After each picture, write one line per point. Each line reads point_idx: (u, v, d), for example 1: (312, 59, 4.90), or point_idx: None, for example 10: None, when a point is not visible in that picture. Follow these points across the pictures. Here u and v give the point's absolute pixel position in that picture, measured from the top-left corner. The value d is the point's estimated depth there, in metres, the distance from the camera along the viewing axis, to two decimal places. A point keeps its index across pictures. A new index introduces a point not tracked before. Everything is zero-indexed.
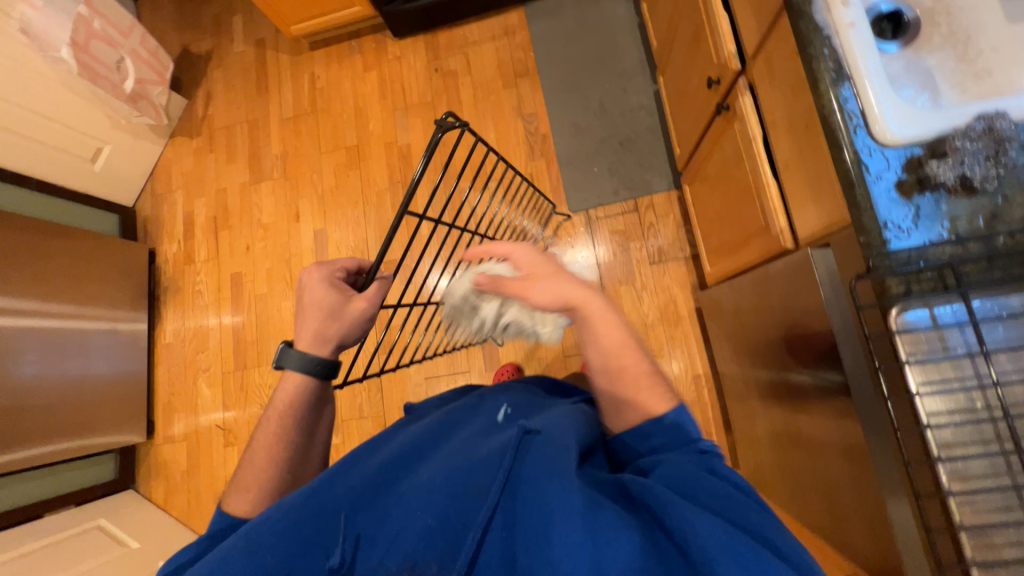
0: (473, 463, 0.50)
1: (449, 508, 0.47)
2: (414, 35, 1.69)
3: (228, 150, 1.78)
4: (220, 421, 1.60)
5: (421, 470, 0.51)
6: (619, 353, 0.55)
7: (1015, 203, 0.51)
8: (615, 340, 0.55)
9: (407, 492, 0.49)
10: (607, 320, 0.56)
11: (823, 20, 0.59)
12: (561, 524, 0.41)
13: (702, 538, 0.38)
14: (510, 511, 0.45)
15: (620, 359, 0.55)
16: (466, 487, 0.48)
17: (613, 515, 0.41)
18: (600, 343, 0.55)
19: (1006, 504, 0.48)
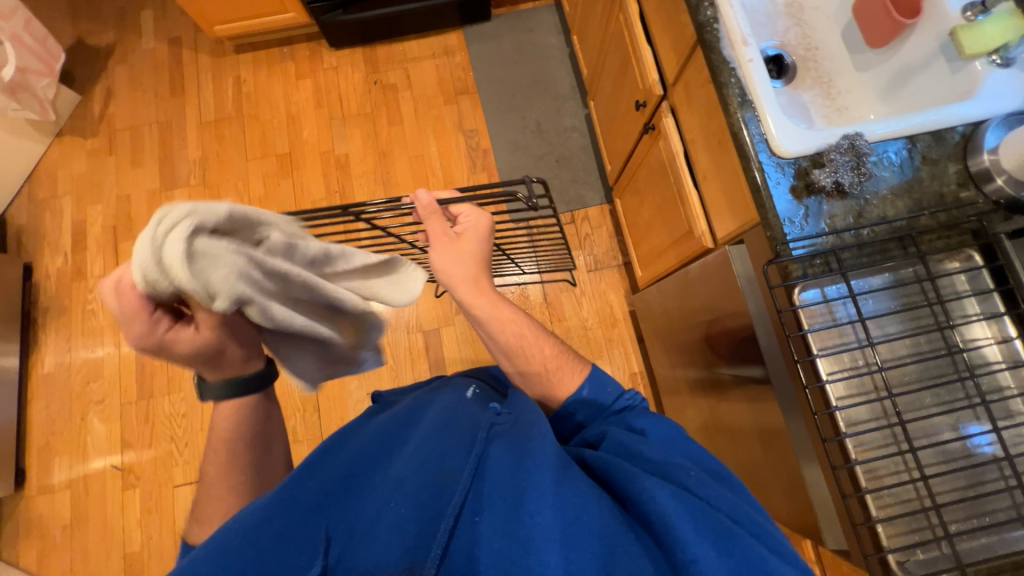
0: (446, 452, 0.50)
1: (424, 497, 0.46)
2: (351, 47, 1.67)
3: (133, 153, 1.60)
4: (117, 461, 1.38)
5: (393, 463, 0.50)
6: (559, 367, 0.60)
7: (873, 204, 0.65)
8: (549, 357, 0.61)
9: (381, 485, 0.48)
10: (537, 344, 0.61)
11: (730, 55, 0.71)
12: (533, 503, 0.43)
13: (665, 511, 0.41)
14: (483, 495, 0.46)
15: (560, 372, 0.60)
16: (438, 474, 0.48)
17: (584, 484, 0.44)
18: (530, 359, 0.60)
19: (885, 441, 0.59)
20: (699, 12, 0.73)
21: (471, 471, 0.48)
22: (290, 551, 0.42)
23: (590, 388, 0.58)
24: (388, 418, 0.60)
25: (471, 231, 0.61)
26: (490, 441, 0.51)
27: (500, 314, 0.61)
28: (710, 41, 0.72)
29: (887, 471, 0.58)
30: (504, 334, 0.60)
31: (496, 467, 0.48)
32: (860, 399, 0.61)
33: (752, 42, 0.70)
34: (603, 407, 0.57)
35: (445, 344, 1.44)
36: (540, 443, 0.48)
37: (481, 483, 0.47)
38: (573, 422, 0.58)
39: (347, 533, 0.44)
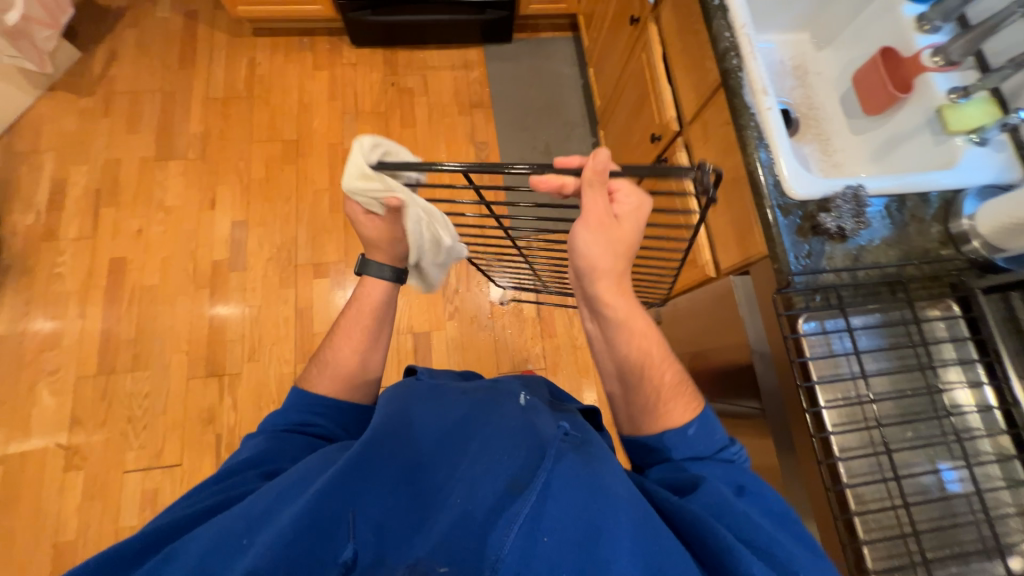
0: (512, 463, 0.52)
1: (490, 505, 0.48)
2: (372, 47, 1.70)
3: (130, 118, 1.54)
4: (63, 439, 1.27)
5: (458, 464, 0.53)
6: (670, 397, 0.57)
7: (869, 249, 0.71)
8: (668, 381, 0.57)
9: (441, 486, 0.51)
10: (664, 360, 0.58)
11: (750, 101, 0.77)
12: (610, 544, 0.44)
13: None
14: (546, 512, 0.47)
15: (669, 403, 0.56)
16: (506, 484, 0.50)
17: (665, 532, 0.45)
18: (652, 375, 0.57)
19: (871, 470, 0.64)
20: (726, 59, 0.80)
21: (539, 485, 0.49)
22: (334, 538, 0.45)
23: (699, 428, 0.54)
24: (442, 412, 0.60)
25: (631, 216, 0.56)
26: (559, 458, 0.52)
27: (633, 318, 0.58)
28: (733, 86, 0.79)
29: (874, 498, 0.63)
30: (629, 344, 0.58)
31: (564, 484, 0.49)
32: (851, 428, 0.65)
33: (772, 93, 0.77)
34: (704, 454, 0.54)
35: (434, 348, 1.43)
36: (611, 477, 0.49)
37: (547, 500, 0.48)
38: (669, 454, 0.55)
39: (388, 527, 0.47)
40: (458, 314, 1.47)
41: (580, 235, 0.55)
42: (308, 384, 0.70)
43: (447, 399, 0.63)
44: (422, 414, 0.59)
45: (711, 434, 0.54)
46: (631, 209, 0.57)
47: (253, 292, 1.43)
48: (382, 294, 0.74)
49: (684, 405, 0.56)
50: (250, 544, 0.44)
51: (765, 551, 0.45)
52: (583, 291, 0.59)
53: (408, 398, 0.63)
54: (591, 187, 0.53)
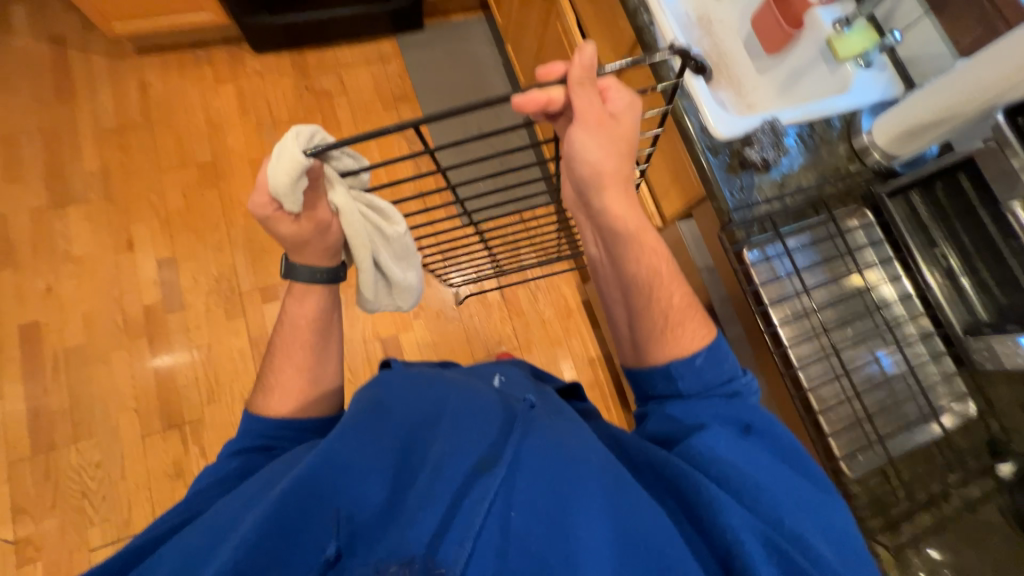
0: (483, 444, 0.53)
1: (463, 489, 0.49)
2: (276, 51, 1.59)
3: (8, 166, 1.36)
4: (8, 533, 1.14)
5: (430, 451, 0.52)
6: (683, 312, 0.61)
7: (791, 175, 0.77)
8: (677, 302, 0.61)
9: (414, 475, 0.50)
10: (671, 273, 0.63)
11: (667, 53, 0.81)
12: (582, 512, 0.46)
13: (730, 519, 0.46)
14: (513, 486, 0.49)
15: (683, 321, 0.60)
16: (478, 464, 0.50)
17: (639, 493, 0.50)
18: (660, 289, 0.61)
19: (825, 371, 0.71)
20: (637, 16, 0.82)
21: (507, 460, 0.50)
22: (309, 535, 0.45)
23: (706, 358, 0.57)
24: (414, 396, 0.59)
25: (624, 116, 0.57)
26: (525, 433, 0.54)
27: (640, 226, 0.61)
28: (648, 41, 0.82)
29: (832, 396, 0.70)
30: (637, 259, 0.62)
31: (533, 455, 0.51)
32: (803, 338, 0.72)
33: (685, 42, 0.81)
34: (710, 385, 0.57)
35: (405, 350, 1.41)
36: (580, 447, 0.53)
37: (516, 476, 0.49)
38: (679, 385, 0.57)
39: (362, 520, 0.47)
40: (423, 311, 1.45)
41: (577, 137, 0.55)
42: (257, 407, 0.66)
43: (416, 384, 0.62)
44: (395, 398, 0.58)
45: (718, 365, 0.57)
46: (625, 109, 0.56)
47: (199, 331, 1.33)
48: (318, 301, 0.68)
49: (694, 334, 0.59)
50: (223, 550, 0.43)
51: (732, 488, 0.49)
52: (589, 204, 0.62)
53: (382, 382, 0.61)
54: (584, 86, 0.54)
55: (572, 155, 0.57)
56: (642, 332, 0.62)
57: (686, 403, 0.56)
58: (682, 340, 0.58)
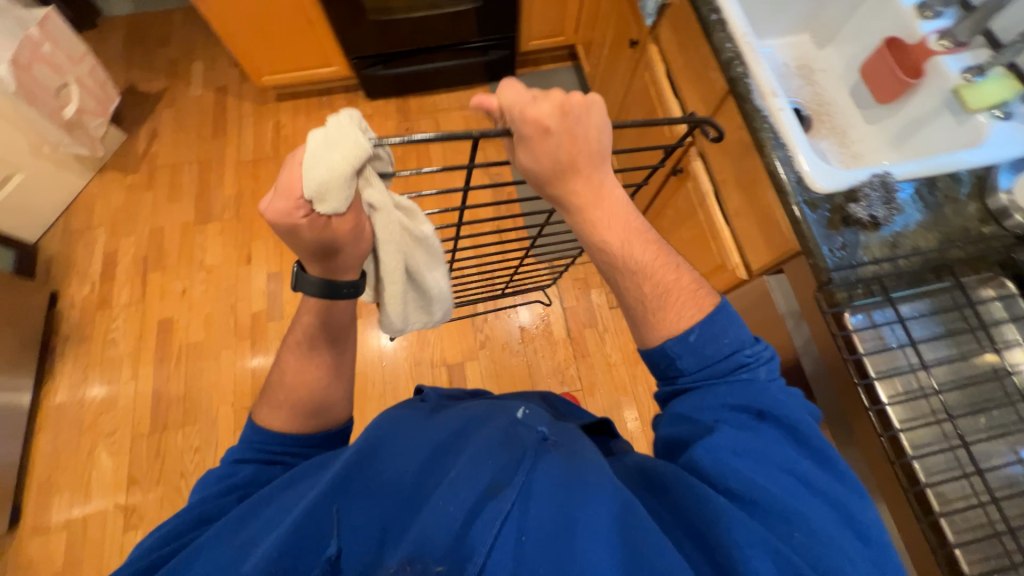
0: (496, 467, 0.54)
1: (475, 508, 0.50)
2: (384, 98, 1.80)
3: (171, 189, 1.67)
4: (122, 499, 1.31)
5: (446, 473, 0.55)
6: (680, 297, 0.54)
7: (906, 234, 0.70)
8: (668, 281, 0.55)
9: (430, 493, 0.53)
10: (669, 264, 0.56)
11: (762, 104, 0.79)
12: (586, 542, 0.46)
13: (743, 545, 0.42)
14: (524, 512, 0.50)
15: (679, 303, 0.54)
16: (489, 487, 0.52)
17: (645, 521, 0.47)
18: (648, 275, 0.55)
19: (948, 464, 0.60)
20: (731, 68, 0.82)
21: (519, 484, 0.52)
22: (321, 543, 0.47)
23: (700, 333, 0.52)
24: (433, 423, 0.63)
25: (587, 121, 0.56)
26: (538, 459, 0.55)
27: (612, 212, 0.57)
28: (742, 93, 0.81)
29: (958, 495, 0.59)
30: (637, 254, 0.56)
31: (545, 485, 0.52)
32: (920, 421, 0.62)
33: (782, 95, 0.79)
34: (711, 364, 0.51)
35: (469, 377, 1.44)
36: (590, 473, 0.52)
37: (526, 500, 0.51)
38: (678, 365, 0.53)
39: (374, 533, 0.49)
40: (489, 342, 1.48)
41: (521, 156, 0.55)
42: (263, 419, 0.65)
43: (444, 415, 0.66)
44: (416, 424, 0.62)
45: (714, 342, 0.52)
46: (558, 115, 0.53)
47: None
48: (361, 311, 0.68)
49: (690, 303, 0.54)
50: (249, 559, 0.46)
51: (748, 500, 0.45)
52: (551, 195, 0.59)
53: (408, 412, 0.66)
54: (529, 115, 0.52)
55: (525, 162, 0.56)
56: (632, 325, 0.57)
57: (690, 400, 0.51)
58: (674, 318, 0.53)
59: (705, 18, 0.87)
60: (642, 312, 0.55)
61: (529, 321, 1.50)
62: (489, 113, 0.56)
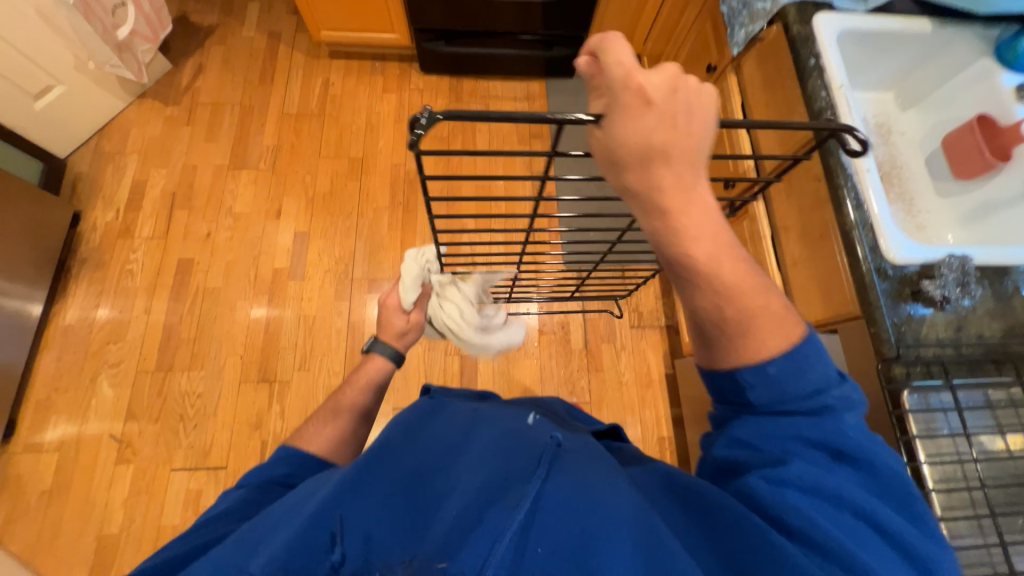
0: (508, 473, 0.54)
1: (485, 512, 0.48)
2: (439, 74, 1.76)
3: (209, 128, 1.63)
4: (117, 431, 1.30)
5: (458, 477, 0.54)
6: (766, 308, 0.47)
7: (974, 321, 0.69)
8: (752, 287, 0.47)
9: (441, 493, 0.52)
10: (756, 277, 0.48)
11: (848, 161, 0.77)
12: (608, 561, 0.45)
13: None
14: (536, 519, 0.48)
15: (761, 315, 0.47)
16: (500, 492, 0.51)
17: (677, 549, 0.46)
18: (730, 288, 0.46)
19: (981, 560, 0.60)
20: None
21: (533, 490, 0.50)
22: (321, 546, 0.45)
23: (780, 366, 0.45)
24: (446, 430, 0.64)
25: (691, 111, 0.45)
26: (553, 466, 0.54)
27: (705, 219, 0.45)
28: (830, 145, 0.79)
29: None
30: (723, 267, 0.46)
31: (559, 496, 0.50)
32: (960, 513, 0.61)
33: (870, 155, 0.77)
34: (791, 393, 0.46)
35: (480, 372, 1.43)
36: (610, 489, 0.52)
37: (541, 508, 0.49)
38: (748, 396, 0.47)
39: (381, 535, 0.48)
40: (505, 340, 1.47)
41: (620, 125, 0.45)
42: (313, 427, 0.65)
43: (452, 423, 0.67)
44: (431, 431, 0.64)
45: (797, 375, 0.46)
46: (668, 89, 0.45)
47: (309, 303, 1.46)
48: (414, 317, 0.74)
49: (780, 317, 0.47)
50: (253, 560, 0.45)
51: (825, 549, 0.43)
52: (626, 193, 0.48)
53: (425, 420, 0.67)
54: (636, 82, 0.44)
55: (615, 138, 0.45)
56: (699, 338, 0.50)
57: (755, 423, 0.48)
58: (756, 334, 0.47)
59: (802, 62, 0.86)
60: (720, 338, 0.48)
61: (548, 326, 1.49)
62: (590, 77, 0.47)
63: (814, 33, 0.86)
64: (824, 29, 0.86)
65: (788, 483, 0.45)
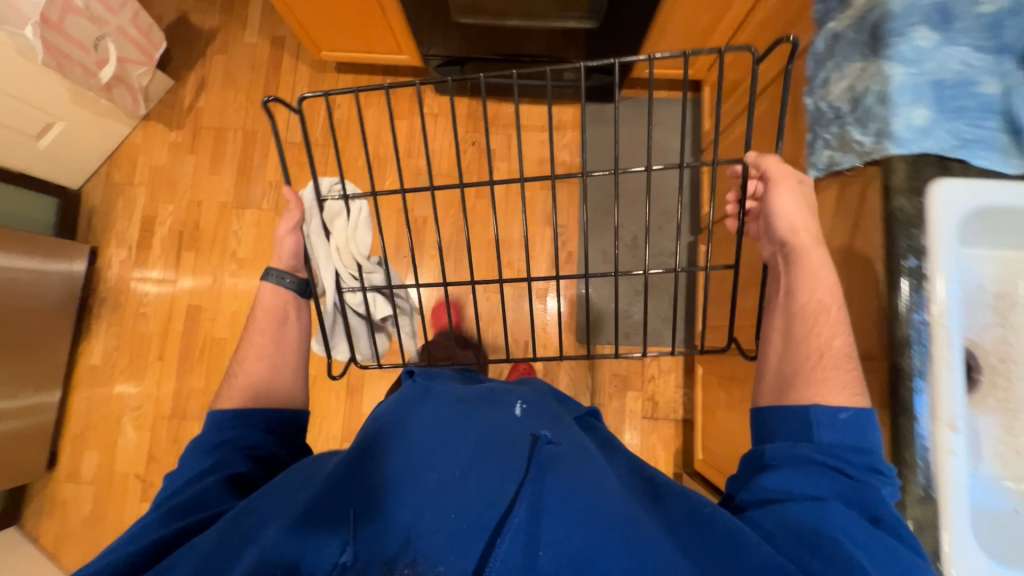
0: (506, 468, 0.58)
1: (483, 517, 0.54)
2: (457, 98, 1.53)
3: (213, 158, 1.54)
4: (141, 470, 1.42)
5: (447, 467, 0.59)
6: (841, 365, 0.60)
7: None
8: (838, 349, 0.61)
9: (436, 485, 0.57)
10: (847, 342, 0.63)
11: (926, 432, 0.56)
12: (604, 563, 0.51)
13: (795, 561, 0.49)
14: (535, 520, 0.53)
15: (842, 369, 0.60)
16: (495, 495, 0.55)
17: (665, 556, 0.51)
18: (832, 345, 0.61)
19: None
20: (902, 356, 0.58)
21: (530, 498, 0.54)
22: (334, 544, 0.53)
23: (848, 413, 0.57)
24: (438, 414, 0.68)
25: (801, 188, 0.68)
26: (545, 472, 0.57)
27: (820, 278, 0.63)
28: (903, 399, 0.57)
29: None
30: (831, 333, 0.62)
31: (554, 496, 0.55)
32: None
33: (963, 428, 0.55)
34: (849, 446, 0.56)
35: None
36: (604, 495, 0.56)
37: (537, 512, 0.54)
38: (810, 432, 0.58)
39: (391, 528, 0.54)
40: None
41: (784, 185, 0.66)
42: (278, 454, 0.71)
43: (439, 400, 0.72)
44: (420, 416, 0.68)
45: (860, 431, 0.56)
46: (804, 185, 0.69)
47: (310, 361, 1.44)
48: (276, 295, 0.82)
49: (845, 392, 0.59)
50: (255, 549, 0.52)
51: (811, 541, 0.50)
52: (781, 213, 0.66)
53: (415, 402, 0.72)
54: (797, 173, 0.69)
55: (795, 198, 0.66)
56: (783, 388, 0.62)
57: (789, 470, 0.56)
58: (808, 386, 0.60)
59: (897, 254, 0.60)
60: (816, 362, 0.61)
61: None
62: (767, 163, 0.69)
63: (924, 214, 0.60)
64: (943, 209, 0.59)
65: (791, 503, 0.54)
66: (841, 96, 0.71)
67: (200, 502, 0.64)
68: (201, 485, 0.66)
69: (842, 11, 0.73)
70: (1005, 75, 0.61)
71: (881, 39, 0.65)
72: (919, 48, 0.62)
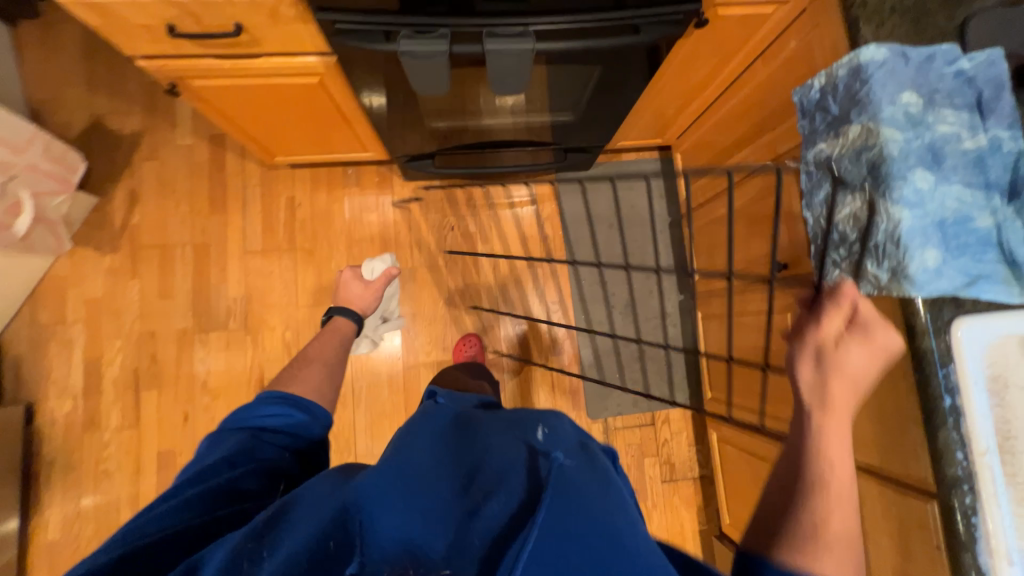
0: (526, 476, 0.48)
1: (502, 531, 0.43)
2: (429, 184, 1.47)
3: (161, 279, 1.37)
4: None
5: (465, 492, 0.49)
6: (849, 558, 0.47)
7: None
8: (845, 537, 0.48)
9: (451, 511, 0.47)
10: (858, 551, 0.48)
11: (987, 567, 0.60)
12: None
13: None
14: (563, 532, 0.42)
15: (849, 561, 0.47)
16: (521, 501, 0.45)
17: None
18: (831, 522, 0.49)
19: None
20: (954, 494, 0.62)
21: (552, 500, 0.44)
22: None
23: None
24: (451, 435, 0.58)
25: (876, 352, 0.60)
26: (562, 480, 0.46)
27: (838, 448, 0.54)
28: (962, 536, 0.61)
29: None
30: (835, 515, 0.49)
31: (577, 500, 0.45)
32: None
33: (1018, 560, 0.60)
34: None
35: None
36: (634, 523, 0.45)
37: (564, 510, 0.43)
38: None
39: (397, 549, 0.43)
40: None
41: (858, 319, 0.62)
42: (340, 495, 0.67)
43: (456, 420, 0.63)
44: (434, 433, 0.59)
45: None
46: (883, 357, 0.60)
47: None
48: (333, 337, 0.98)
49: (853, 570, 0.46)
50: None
51: None
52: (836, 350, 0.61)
53: (431, 418, 0.63)
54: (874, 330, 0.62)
55: (836, 360, 0.60)
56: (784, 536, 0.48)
57: None
58: (809, 543, 0.47)
59: (932, 395, 0.64)
60: (809, 546, 0.47)
61: None
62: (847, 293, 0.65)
63: (951, 355, 0.63)
64: (966, 349, 0.63)
65: None
66: (845, 222, 0.74)
67: (222, 506, 0.56)
68: (229, 488, 0.58)
69: (833, 138, 0.76)
70: (995, 210, 0.66)
71: (883, 179, 0.68)
72: (920, 190, 0.66)
